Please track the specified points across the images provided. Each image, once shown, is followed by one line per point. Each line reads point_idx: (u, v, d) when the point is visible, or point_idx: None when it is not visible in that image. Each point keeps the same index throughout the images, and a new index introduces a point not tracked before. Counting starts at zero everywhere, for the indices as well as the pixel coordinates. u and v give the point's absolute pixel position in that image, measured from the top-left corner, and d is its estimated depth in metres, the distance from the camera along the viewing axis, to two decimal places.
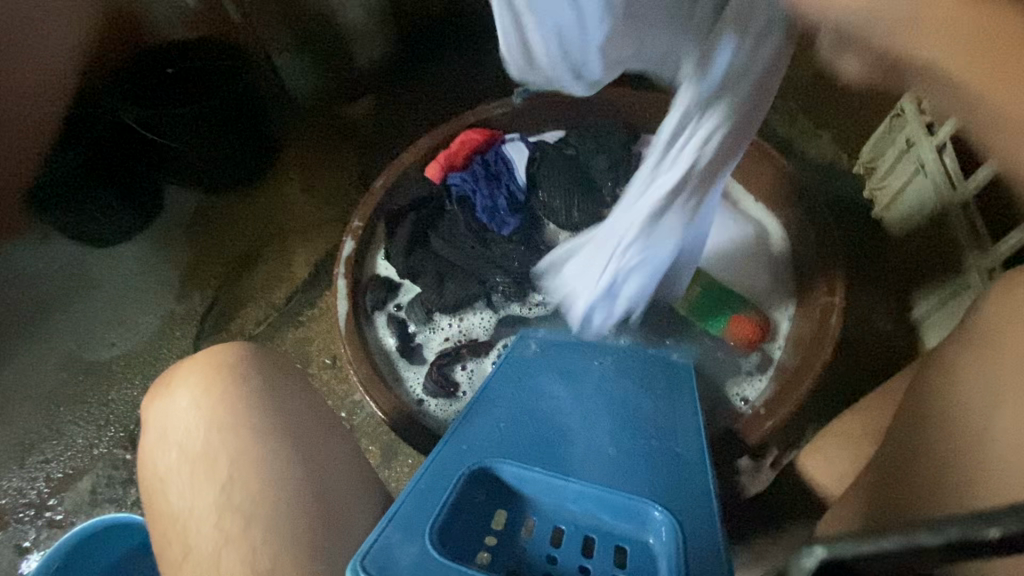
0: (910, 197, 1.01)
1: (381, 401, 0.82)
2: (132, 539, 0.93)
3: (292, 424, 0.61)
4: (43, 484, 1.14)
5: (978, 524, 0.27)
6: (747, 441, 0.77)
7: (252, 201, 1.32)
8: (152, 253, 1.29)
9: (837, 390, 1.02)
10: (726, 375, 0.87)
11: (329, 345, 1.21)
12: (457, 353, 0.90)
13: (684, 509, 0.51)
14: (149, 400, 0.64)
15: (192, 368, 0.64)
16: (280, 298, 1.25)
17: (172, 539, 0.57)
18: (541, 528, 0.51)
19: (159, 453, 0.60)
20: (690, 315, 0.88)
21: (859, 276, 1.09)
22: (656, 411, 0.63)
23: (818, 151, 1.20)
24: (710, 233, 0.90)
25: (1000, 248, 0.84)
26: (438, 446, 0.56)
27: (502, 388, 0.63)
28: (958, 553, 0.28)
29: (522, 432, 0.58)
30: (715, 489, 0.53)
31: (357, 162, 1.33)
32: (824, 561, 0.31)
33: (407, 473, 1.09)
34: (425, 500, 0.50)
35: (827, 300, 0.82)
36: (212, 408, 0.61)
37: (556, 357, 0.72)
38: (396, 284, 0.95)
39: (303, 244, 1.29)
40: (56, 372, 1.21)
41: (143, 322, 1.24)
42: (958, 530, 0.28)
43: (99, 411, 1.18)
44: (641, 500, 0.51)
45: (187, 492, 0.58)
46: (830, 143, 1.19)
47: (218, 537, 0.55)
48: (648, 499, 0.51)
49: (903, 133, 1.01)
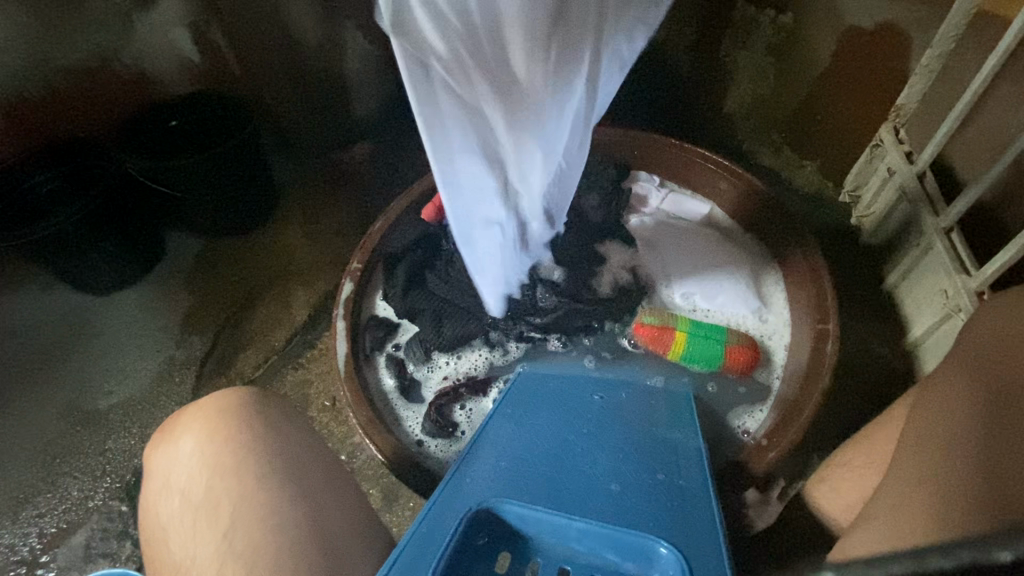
0: (897, 222, 1.05)
1: (383, 443, 0.81)
2: None
3: (296, 465, 0.61)
4: (35, 540, 1.11)
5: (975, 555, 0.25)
6: (753, 471, 0.76)
7: (253, 247, 1.35)
8: (153, 299, 1.31)
9: (838, 417, 1.01)
10: (727, 407, 0.87)
11: (328, 387, 1.21)
12: (457, 392, 0.90)
13: (691, 546, 0.49)
14: (153, 446, 0.64)
15: (195, 414, 0.64)
16: (280, 340, 1.26)
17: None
18: (547, 570, 0.50)
19: (162, 501, 0.60)
20: (687, 360, 0.86)
21: (852, 302, 1.10)
22: (660, 444, 0.63)
23: (804, 181, 1.23)
24: (694, 266, 0.94)
25: (985, 270, 0.84)
26: (439, 488, 0.56)
27: (503, 428, 0.65)
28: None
29: (523, 472, 0.57)
30: (723, 524, 0.52)
31: (356, 204, 1.36)
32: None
33: (408, 517, 1.07)
34: (425, 546, 0.49)
35: (821, 328, 0.83)
36: (216, 453, 0.61)
37: (559, 393, 0.73)
38: (395, 324, 0.96)
39: (302, 286, 1.30)
40: (54, 422, 1.20)
41: (143, 369, 1.24)
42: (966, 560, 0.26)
43: (96, 461, 1.16)
44: (647, 536, 0.49)
45: (189, 541, 0.57)
46: (815, 173, 1.23)
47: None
48: (654, 534, 0.49)
49: (886, 162, 1.06)
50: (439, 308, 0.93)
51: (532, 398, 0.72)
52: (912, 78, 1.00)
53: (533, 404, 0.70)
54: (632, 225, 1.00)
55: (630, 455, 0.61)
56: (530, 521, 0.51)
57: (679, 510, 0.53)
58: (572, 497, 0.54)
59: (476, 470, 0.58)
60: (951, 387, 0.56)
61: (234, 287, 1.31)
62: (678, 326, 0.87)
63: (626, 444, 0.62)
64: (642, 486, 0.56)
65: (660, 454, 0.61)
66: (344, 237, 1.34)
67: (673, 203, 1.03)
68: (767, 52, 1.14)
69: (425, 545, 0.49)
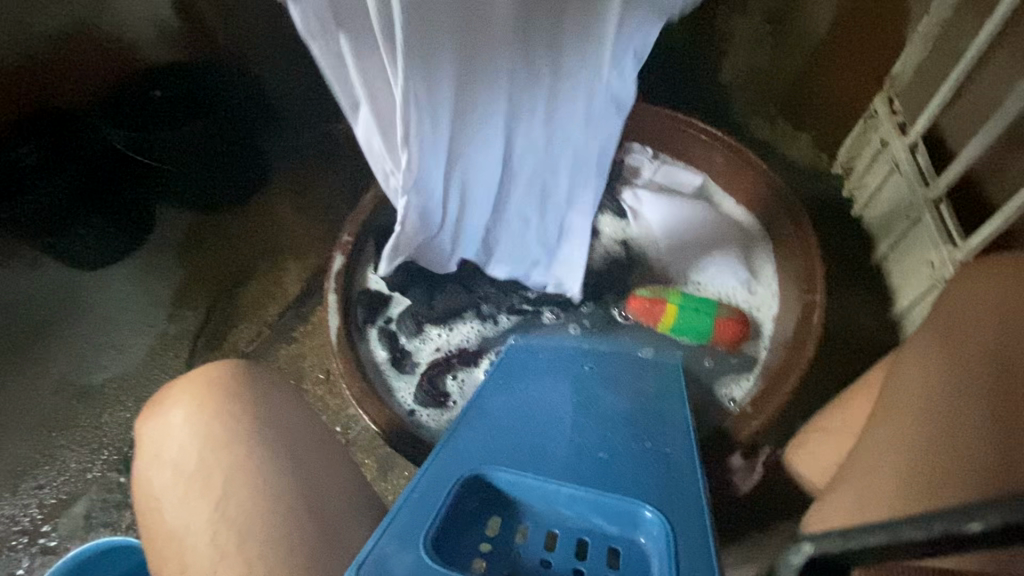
0: (887, 194, 1.05)
1: (376, 414, 0.82)
2: (132, 556, 0.94)
3: (289, 437, 0.62)
4: (36, 511, 1.13)
5: (962, 520, 0.33)
6: (737, 439, 0.79)
7: (242, 221, 1.33)
8: (143, 273, 1.30)
9: (823, 387, 1.04)
10: (715, 377, 0.88)
11: (322, 360, 1.22)
12: (448, 362, 0.92)
13: (675, 510, 0.51)
14: (144, 419, 0.65)
15: (186, 386, 0.65)
16: (273, 314, 1.26)
17: (169, 555, 0.57)
18: (536, 532, 0.52)
19: (154, 473, 0.61)
20: (676, 332, 0.88)
21: (839, 274, 1.11)
22: (648, 414, 0.65)
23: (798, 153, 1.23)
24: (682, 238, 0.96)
25: (971, 241, 0.85)
26: (433, 453, 0.58)
27: (495, 396, 0.66)
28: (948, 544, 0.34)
29: (513, 439, 0.59)
30: (706, 489, 0.53)
31: (347, 176, 1.34)
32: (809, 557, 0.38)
33: (403, 486, 1.09)
34: (419, 509, 0.51)
35: (809, 299, 0.84)
36: (207, 426, 0.62)
37: (549, 362, 0.74)
38: (387, 297, 0.96)
39: (294, 261, 1.30)
40: (49, 396, 1.21)
41: (135, 343, 1.24)
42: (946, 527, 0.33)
43: (93, 434, 1.17)
44: (632, 501, 0.51)
45: (182, 510, 0.58)
46: (809, 145, 1.22)
47: (213, 557, 0.55)
48: (640, 499, 0.51)
49: (879, 133, 1.06)
50: (431, 281, 0.93)
51: (522, 368, 0.73)
52: (908, 47, 0.99)
53: (524, 374, 0.71)
54: (624, 196, 1.01)
55: (618, 423, 0.62)
56: (519, 484, 0.53)
57: (664, 475, 0.55)
58: (561, 462, 0.56)
59: (468, 436, 0.59)
60: (921, 355, 0.58)
61: (225, 261, 1.30)
62: (669, 299, 0.88)
63: (615, 413, 0.64)
64: (630, 452, 0.58)
65: (647, 423, 0.63)
66: (335, 209, 1.32)
67: (666, 174, 1.03)
68: (763, 19, 1.11)
69: (420, 505, 0.51)
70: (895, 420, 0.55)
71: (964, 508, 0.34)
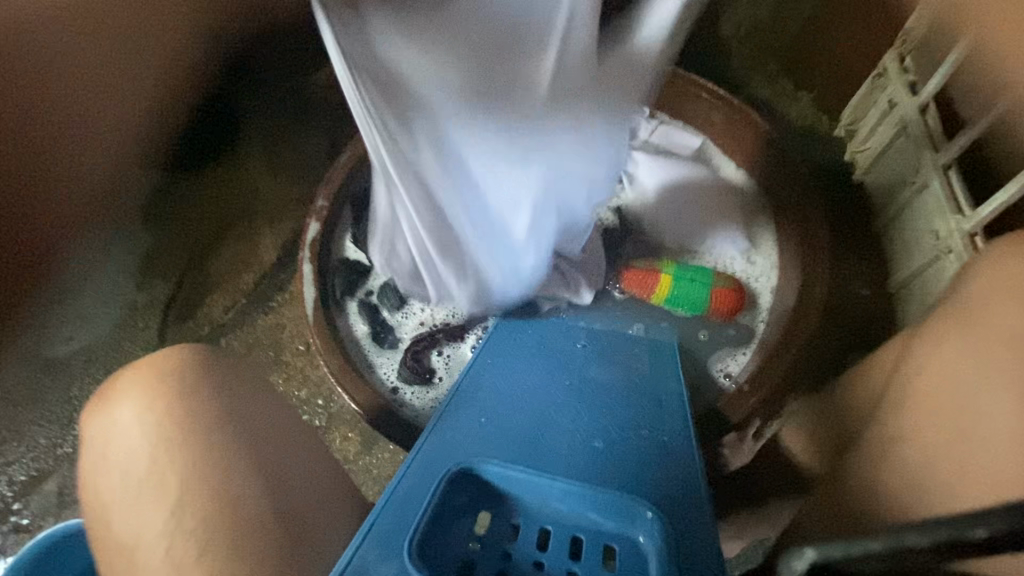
0: (890, 159, 1.01)
1: (358, 394, 0.78)
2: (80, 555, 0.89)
3: (255, 431, 0.58)
4: (6, 488, 1.09)
5: (969, 527, 0.34)
6: (732, 416, 0.77)
7: (208, 184, 1.24)
8: (105, 239, 1.20)
9: (818, 359, 1.02)
10: (711, 352, 0.85)
11: (302, 331, 1.17)
12: (433, 337, 0.87)
13: (673, 509, 0.49)
14: (89, 415, 0.60)
15: (133, 379, 0.60)
16: (248, 283, 1.19)
17: (122, 558, 0.54)
18: (529, 528, 0.49)
19: (102, 476, 0.57)
20: (670, 304, 0.84)
21: (838, 243, 1.08)
22: (645, 395, 0.62)
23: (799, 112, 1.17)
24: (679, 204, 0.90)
25: (981, 211, 0.81)
26: (416, 443, 0.54)
27: (483, 379, 0.62)
28: (950, 551, 0.35)
29: (505, 429, 0.55)
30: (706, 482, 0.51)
31: (324, 134, 1.25)
32: (813, 561, 0.40)
33: (389, 460, 1.07)
34: (403, 509, 0.47)
35: (811, 271, 0.80)
36: (159, 424, 0.57)
37: (541, 341, 0.70)
38: (366, 268, 0.91)
39: (268, 226, 1.22)
40: (11, 369, 1.14)
41: (102, 313, 1.18)
42: (950, 533, 0.35)
43: (61, 409, 1.12)
44: (630, 498, 0.48)
45: (134, 518, 0.54)
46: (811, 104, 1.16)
47: (168, 565, 0.52)
48: (638, 497, 0.49)
49: (887, 94, 1.00)
50: None
51: (512, 348, 0.68)
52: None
53: (513, 354, 0.67)
54: None
55: (614, 408, 0.59)
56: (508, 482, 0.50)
57: (661, 469, 0.52)
58: (554, 455, 0.53)
59: (454, 425, 0.55)
60: (937, 339, 0.58)
61: (194, 227, 1.22)
62: (663, 269, 0.85)
63: (611, 396, 0.61)
64: (626, 442, 0.55)
65: (643, 407, 0.60)
66: (312, 172, 1.24)
67: (663, 135, 0.97)
68: None
69: (404, 506, 0.48)
70: (917, 410, 0.56)
71: (968, 515, 0.35)
